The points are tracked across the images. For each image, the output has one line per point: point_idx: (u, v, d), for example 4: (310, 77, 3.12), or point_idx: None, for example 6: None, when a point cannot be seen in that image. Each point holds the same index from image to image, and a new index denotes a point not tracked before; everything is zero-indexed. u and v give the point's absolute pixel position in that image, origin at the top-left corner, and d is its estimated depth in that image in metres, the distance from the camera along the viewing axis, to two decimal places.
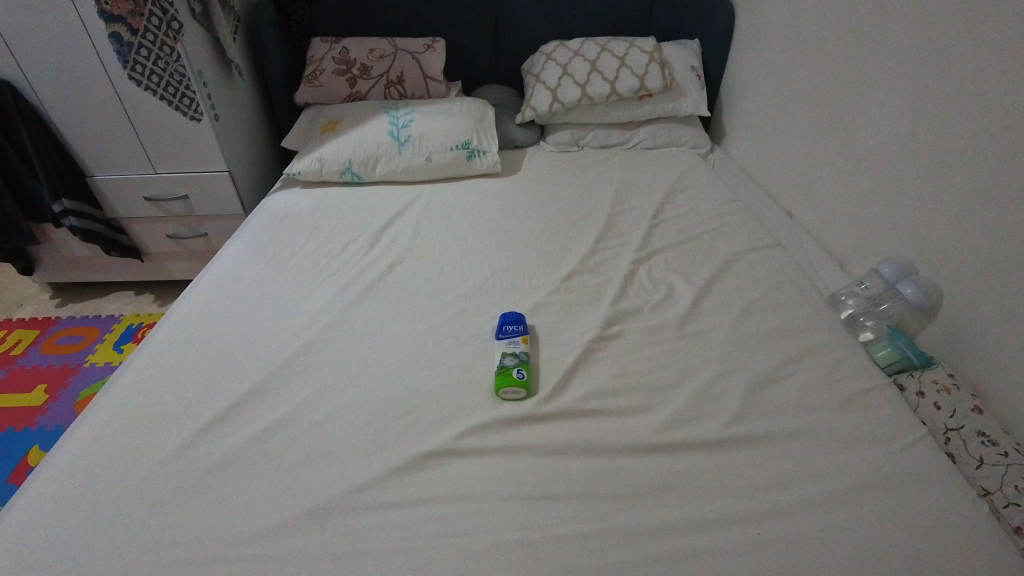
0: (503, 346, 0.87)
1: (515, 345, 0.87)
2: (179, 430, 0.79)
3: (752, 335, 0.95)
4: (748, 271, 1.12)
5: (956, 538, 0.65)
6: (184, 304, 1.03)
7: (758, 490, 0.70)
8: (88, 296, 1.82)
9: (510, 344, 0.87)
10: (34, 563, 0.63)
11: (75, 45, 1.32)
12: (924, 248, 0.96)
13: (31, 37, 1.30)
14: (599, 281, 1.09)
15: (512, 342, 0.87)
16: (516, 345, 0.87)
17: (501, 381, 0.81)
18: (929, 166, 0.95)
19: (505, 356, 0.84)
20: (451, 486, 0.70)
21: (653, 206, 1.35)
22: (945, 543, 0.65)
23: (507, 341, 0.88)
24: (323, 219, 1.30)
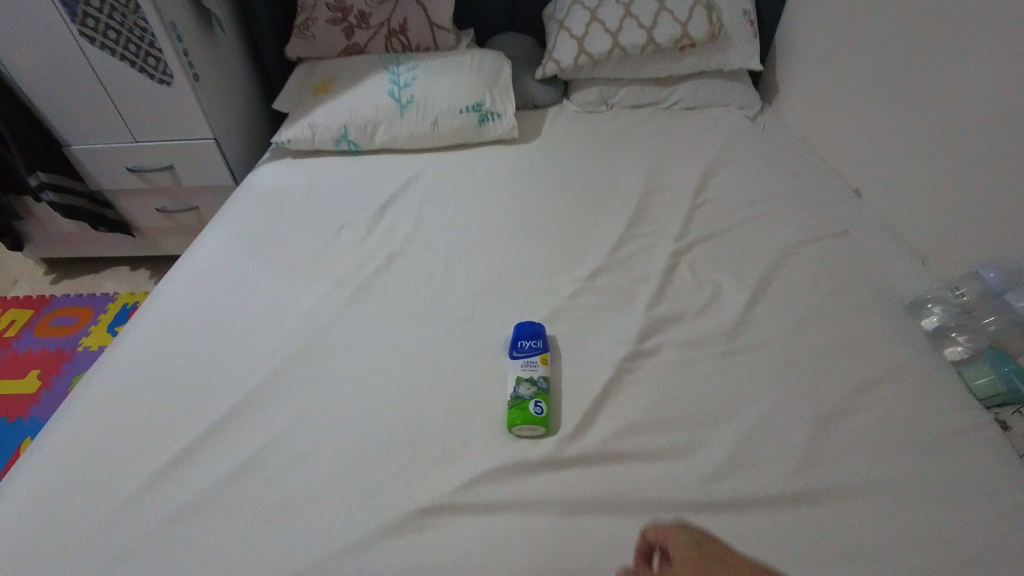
0: (515, 373, 0.73)
1: (532, 367, 0.73)
2: (140, 465, 0.67)
3: (818, 351, 0.79)
4: (810, 266, 0.95)
5: None
6: (155, 303, 0.90)
7: (832, 565, 0.57)
8: (82, 272, 1.73)
9: (525, 366, 0.73)
10: None
11: None
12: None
13: None
14: (630, 279, 0.93)
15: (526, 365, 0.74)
16: (531, 368, 0.73)
17: (516, 415, 0.68)
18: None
19: (521, 382, 0.71)
20: (454, 553, 0.57)
21: (694, 183, 1.16)
22: None
23: (523, 361, 0.75)
24: (315, 198, 1.15)
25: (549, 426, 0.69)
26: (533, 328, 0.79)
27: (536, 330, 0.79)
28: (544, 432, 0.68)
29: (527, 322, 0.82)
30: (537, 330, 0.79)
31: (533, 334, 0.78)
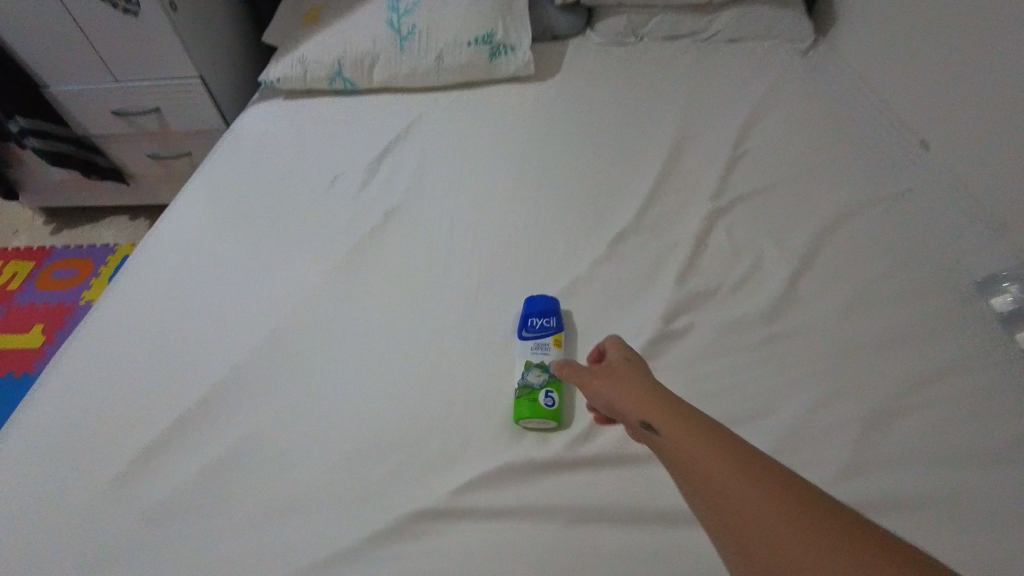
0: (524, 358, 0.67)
1: (543, 350, 0.67)
2: (118, 451, 0.63)
3: (873, 337, 0.69)
4: (868, 234, 0.82)
5: None
6: (134, 270, 0.83)
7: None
8: (82, 222, 1.67)
9: (536, 350, 0.67)
10: None
11: None
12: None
13: None
14: (657, 247, 0.82)
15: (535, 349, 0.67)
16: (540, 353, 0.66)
17: (524, 406, 0.61)
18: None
19: (530, 369, 0.65)
20: (451, 565, 0.52)
21: (734, 132, 1.01)
22: None
23: (533, 342, 0.67)
24: (306, 147, 1.04)
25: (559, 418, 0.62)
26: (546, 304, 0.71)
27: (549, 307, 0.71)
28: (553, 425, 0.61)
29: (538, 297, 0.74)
30: (551, 307, 0.71)
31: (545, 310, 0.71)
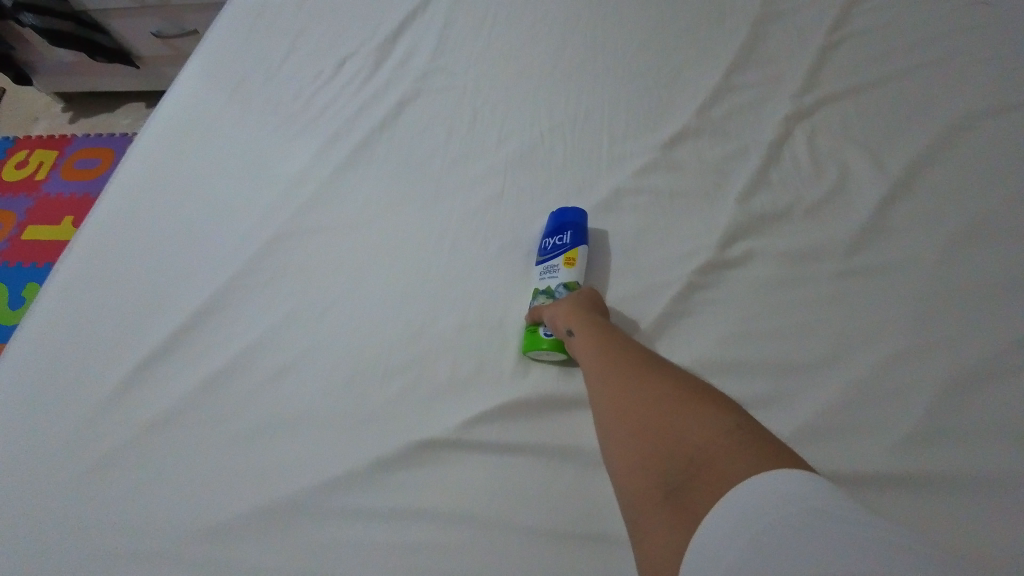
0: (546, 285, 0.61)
1: (553, 274, 0.59)
2: (119, 356, 0.60)
3: (979, 280, 0.56)
4: (993, 148, 0.65)
5: None
6: (132, 160, 0.76)
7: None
8: (99, 110, 1.61)
9: (545, 276, 0.59)
10: None
11: None
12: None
13: None
14: (719, 155, 0.68)
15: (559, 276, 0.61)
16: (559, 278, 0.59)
17: (528, 337, 0.55)
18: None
19: (536, 296, 0.58)
20: (457, 498, 0.49)
21: (833, 9, 0.80)
22: None
23: (545, 267, 0.60)
24: (312, 21, 0.90)
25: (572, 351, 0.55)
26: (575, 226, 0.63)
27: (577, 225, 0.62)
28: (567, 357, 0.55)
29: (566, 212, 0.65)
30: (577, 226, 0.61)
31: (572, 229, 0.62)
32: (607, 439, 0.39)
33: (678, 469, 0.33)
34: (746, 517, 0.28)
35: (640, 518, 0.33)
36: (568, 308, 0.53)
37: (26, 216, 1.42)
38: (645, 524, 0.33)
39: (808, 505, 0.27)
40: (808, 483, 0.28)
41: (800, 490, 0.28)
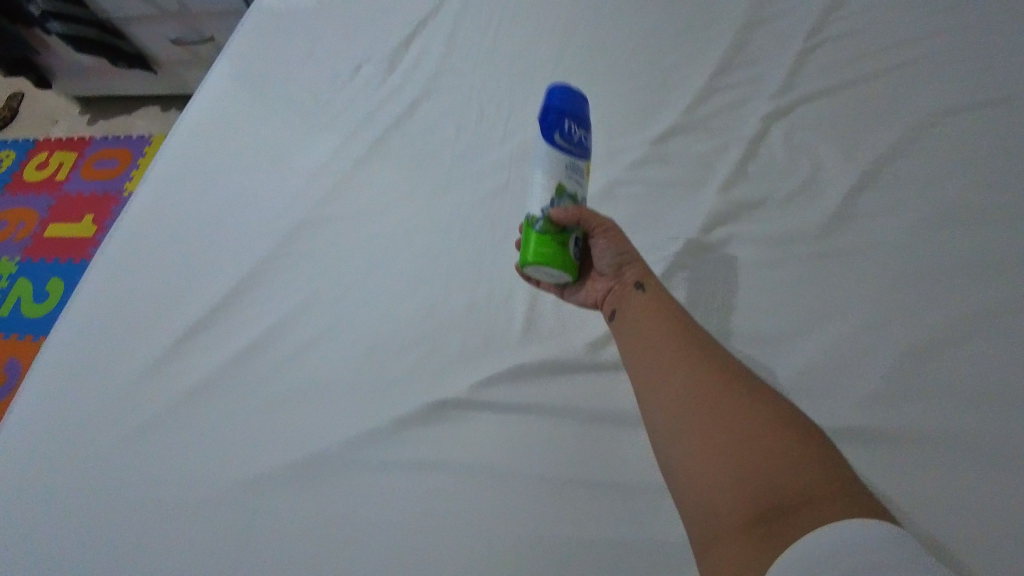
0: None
1: (576, 174, 0.57)
2: (160, 332, 0.67)
3: (937, 261, 0.62)
4: (952, 144, 0.71)
5: None
6: (165, 155, 0.83)
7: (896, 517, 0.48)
8: (116, 112, 1.68)
9: (571, 172, 0.57)
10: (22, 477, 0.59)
11: None
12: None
13: None
14: (705, 150, 0.75)
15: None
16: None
17: (531, 250, 0.54)
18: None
19: (559, 195, 0.55)
20: (468, 451, 0.55)
21: (812, 16, 0.87)
22: None
23: (568, 161, 0.57)
24: (330, 26, 0.97)
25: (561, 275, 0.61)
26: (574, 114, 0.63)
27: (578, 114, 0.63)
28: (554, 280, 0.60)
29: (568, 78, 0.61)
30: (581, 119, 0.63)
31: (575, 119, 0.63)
32: (680, 416, 0.43)
33: (760, 474, 0.37)
34: (832, 549, 0.31)
35: (707, 498, 0.38)
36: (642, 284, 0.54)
37: (48, 214, 1.48)
38: (712, 503, 0.38)
39: (894, 552, 0.30)
40: (898, 532, 0.31)
41: (888, 538, 0.31)
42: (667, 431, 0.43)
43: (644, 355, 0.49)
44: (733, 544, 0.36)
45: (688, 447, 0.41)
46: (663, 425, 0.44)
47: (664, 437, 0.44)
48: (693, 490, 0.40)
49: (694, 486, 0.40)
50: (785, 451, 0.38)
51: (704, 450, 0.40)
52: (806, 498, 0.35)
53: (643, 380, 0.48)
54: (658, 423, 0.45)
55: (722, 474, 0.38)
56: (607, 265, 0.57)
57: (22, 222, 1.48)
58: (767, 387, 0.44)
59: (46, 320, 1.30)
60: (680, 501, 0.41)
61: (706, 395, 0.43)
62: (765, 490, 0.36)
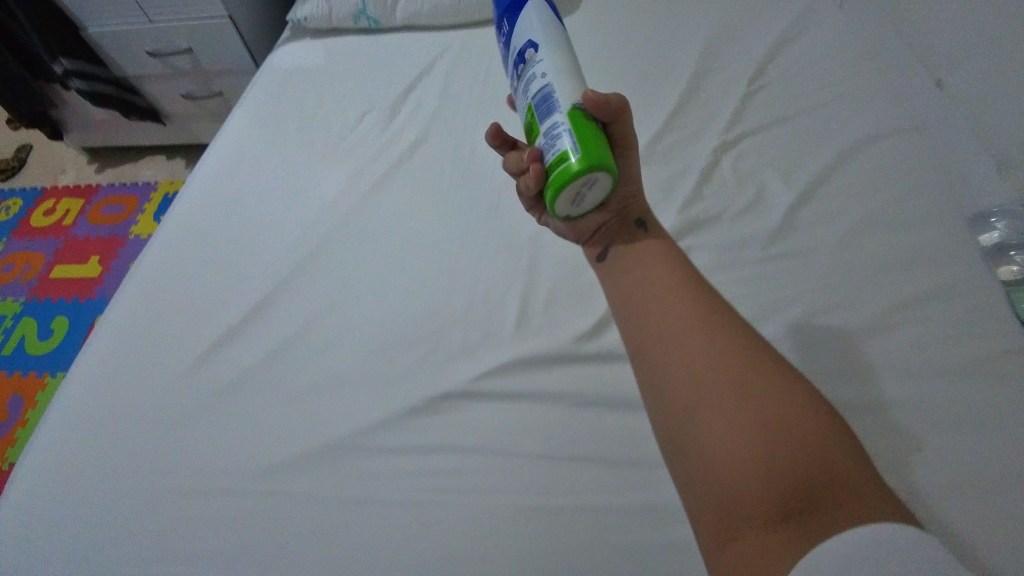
0: (536, 85, 0.55)
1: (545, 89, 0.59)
2: (187, 345, 0.74)
3: (867, 261, 0.73)
4: (875, 165, 0.83)
5: None
6: (191, 193, 0.93)
7: None
8: (124, 161, 1.78)
9: None
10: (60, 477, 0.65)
11: None
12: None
13: None
14: (667, 175, 0.86)
15: (522, 101, 0.58)
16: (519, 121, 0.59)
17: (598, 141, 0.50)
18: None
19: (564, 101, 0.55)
20: (469, 434, 0.62)
21: (753, 64, 1.02)
22: None
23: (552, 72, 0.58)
24: (336, 80, 1.10)
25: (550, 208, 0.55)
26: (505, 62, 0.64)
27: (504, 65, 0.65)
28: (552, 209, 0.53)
29: (508, 7, 0.62)
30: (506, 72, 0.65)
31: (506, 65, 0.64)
32: (706, 385, 0.47)
33: (791, 456, 0.41)
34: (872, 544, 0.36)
35: (731, 464, 0.42)
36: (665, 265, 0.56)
37: (55, 256, 1.55)
38: (735, 471, 0.42)
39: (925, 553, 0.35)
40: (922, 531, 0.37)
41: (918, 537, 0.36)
42: (708, 412, 0.45)
43: (670, 324, 0.52)
44: (775, 527, 0.39)
45: (715, 416, 0.45)
46: (688, 391, 0.47)
47: (688, 402, 0.47)
48: (717, 456, 0.43)
49: (719, 451, 0.43)
50: (812, 436, 0.42)
51: (730, 421, 0.44)
52: (832, 493, 0.40)
53: (669, 347, 0.51)
54: (693, 398, 0.47)
55: (749, 448, 0.42)
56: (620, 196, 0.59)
57: (28, 265, 1.54)
58: (796, 374, 0.47)
59: (50, 356, 1.34)
60: (697, 463, 0.44)
61: (734, 370, 0.47)
62: (795, 474, 0.41)
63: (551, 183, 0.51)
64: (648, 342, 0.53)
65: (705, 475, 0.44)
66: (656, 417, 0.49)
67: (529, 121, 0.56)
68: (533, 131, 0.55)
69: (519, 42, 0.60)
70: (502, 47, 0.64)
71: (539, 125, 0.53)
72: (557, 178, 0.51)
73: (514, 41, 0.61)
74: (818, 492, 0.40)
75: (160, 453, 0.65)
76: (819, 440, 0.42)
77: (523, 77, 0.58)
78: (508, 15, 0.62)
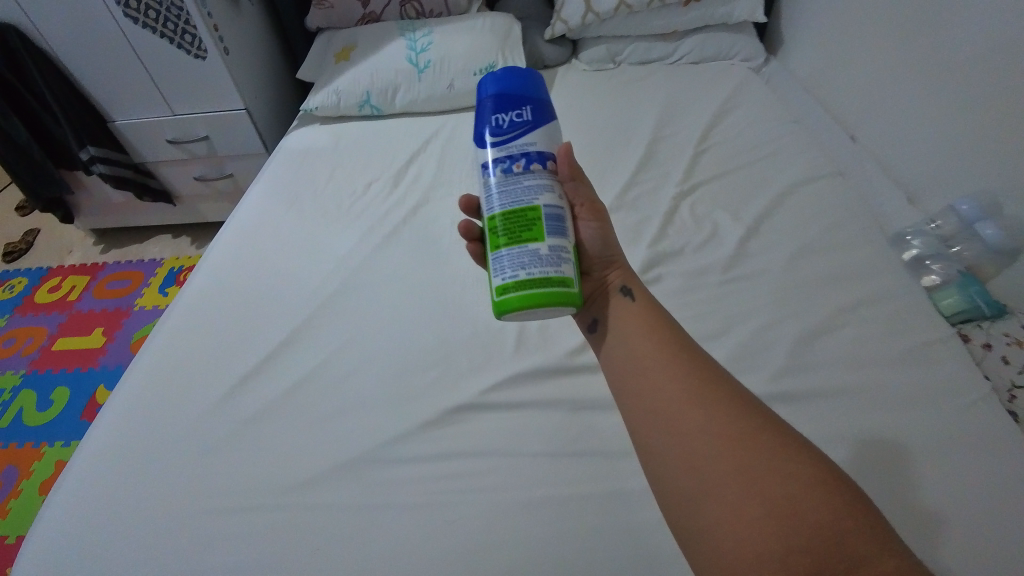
0: (548, 196, 0.56)
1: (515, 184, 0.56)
2: (217, 382, 0.81)
3: (808, 278, 0.86)
4: (806, 205, 1.00)
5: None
6: (216, 254, 1.03)
7: None
8: (130, 240, 1.89)
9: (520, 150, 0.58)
10: (91, 507, 0.67)
11: None
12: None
13: None
14: (637, 220, 1.01)
15: (515, 195, 0.55)
16: (495, 208, 0.56)
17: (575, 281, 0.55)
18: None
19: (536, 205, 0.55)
20: (483, 440, 0.70)
21: (699, 131, 1.22)
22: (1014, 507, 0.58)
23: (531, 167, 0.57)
24: (345, 158, 1.27)
25: (497, 304, 0.54)
26: (496, 134, 0.58)
27: (489, 132, 0.59)
28: (503, 311, 0.53)
29: (529, 99, 0.60)
30: (485, 140, 0.59)
31: (495, 138, 0.58)
32: (708, 472, 0.46)
33: (803, 537, 0.41)
34: None
35: (742, 558, 0.42)
36: (646, 328, 0.58)
37: (58, 329, 1.60)
38: (747, 566, 0.41)
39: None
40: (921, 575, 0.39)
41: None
42: (708, 489, 0.45)
43: (662, 402, 0.52)
44: None
45: (719, 505, 0.45)
46: (689, 476, 0.47)
47: (691, 488, 0.47)
48: (728, 549, 0.43)
49: (729, 544, 0.43)
50: (821, 519, 0.42)
51: (737, 512, 0.44)
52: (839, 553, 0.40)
53: (664, 430, 0.50)
54: (688, 472, 0.47)
55: (759, 539, 0.42)
56: (597, 255, 0.62)
57: (30, 339, 1.58)
58: (788, 434, 0.48)
59: (48, 426, 1.35)
60: (707, 552, 0.44)
61: (733, 453, 0.46)
62: (806, 552, 0.41)
63: (533, 294, 0.52)
64: (643, 424, 0.52)
65: (716, 569, 0.43)
66: (660, 501, 0.49)
67: (525, 222, 0.54)
68: (524, 232, 0.54)
69: (533, 143, 0.58)
70: (497, 118, 0.59)
71: (543, 235, 0.54)
72: (546, 295, 0.52)
73: (527, 134, 0.58)
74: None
75: (193, 476, 0.70)
76: (825, 510, 0.42)
77: (527, 177, 0.56)
78: (527, 105, 0.59)
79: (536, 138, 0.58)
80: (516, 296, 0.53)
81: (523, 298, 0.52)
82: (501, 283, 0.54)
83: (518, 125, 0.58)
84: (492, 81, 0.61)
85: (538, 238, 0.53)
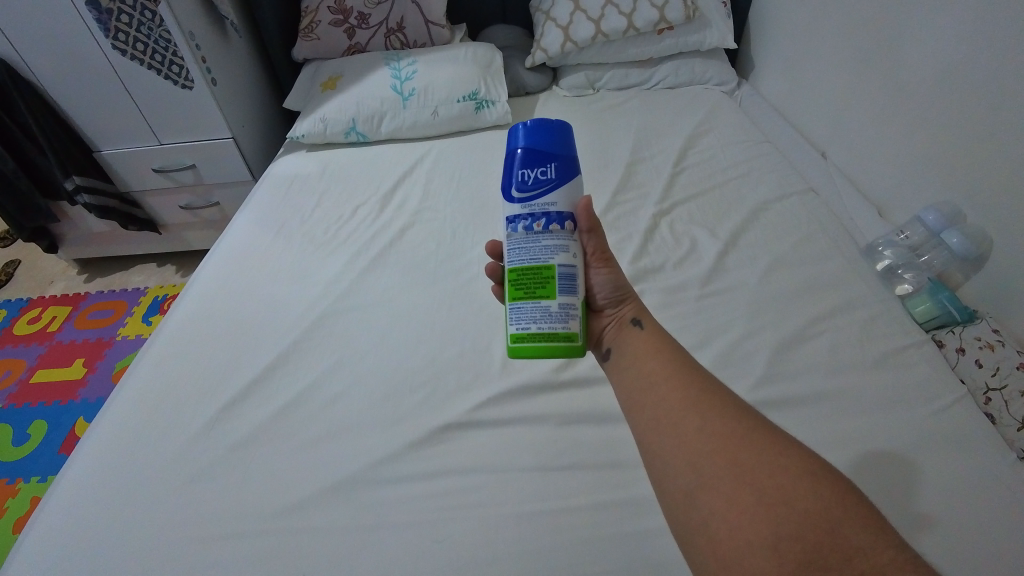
0: (564, 256, 0.59)
1: (537, 242, 0.59)
2: (206, 403, 0.80)
3: (786, 290, 0.89)
4: (780, 220, 1.04)
5: (1004, 501, 0.60)
6: (206, 276, 1.04)
7: None
8: (113, 270, 1.87)
9: (540, 209, 0.59)
10: (65, 540, 0.65)
11: (63, 24, 1.28)
12: (986, 183, 0.85)
13: (18, 19, 1.27)
14: (619, 238, 1.04)
15: (534, 253, 0.59)
16: (515, 262, 0.60)
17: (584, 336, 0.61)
18: (991, 84, 0.82)
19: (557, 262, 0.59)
20: (470, 458, 0.70)
21: (675, 152, 1.26)
22: (993, 507, 0.59)
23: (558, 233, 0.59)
24: (333, 182, 1.29)
25: (510, 349, 0.61)
26: (522, 190, 0.60)
27: (516, 187, 0.60)
28: (516, 356, 0.60)
29: (556, 155, 0.60)
30: (511, 195, 0.60)
31: (519, 193, 0.60)
32: (701, 465, 0.47)
33: (797, 526, 0.41)
34: None
35: (736, 548, 0.42)
36: (649, 348, 0.59)
37: (37, 361, 1.56)
38: (740, 554, 0.41)
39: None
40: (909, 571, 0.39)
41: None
42: (705, 484, 0.46)
43: (664, 410, 0.53)
44: None
45: (714, 497, 0.45)
46: (686, 473, 0.47)
47: (689, 485, 0.47)
48: (723, 540, 0.43)
49: (725, 534, 0.43)
50: (811, 507, 0.42)
51: (730, 503, 0.44)
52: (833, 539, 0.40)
53: (664, 433, 0.51)
54: (687, 470, 0.48)
55: (753, 528, 0.42)
56: (607, 298, 0.64)
57: (7, 372, 1.54)
58: (785, 437, 0.48)
59: (24, 461, 1.31)
60: (705, 547, 0.44)
61: (726, 448, 0.47)
62: (801, 540, 0.40)
63: (543, 345, 0.59)
64: (645, 430, 0.53)
65: (713, 560, 0.43)
66: (662, 502, 0.49)
67: (540, 280, 0.59)
68: (538, 289, 0.59)
69: (554, 203, 0.59)
70: (524, 174, 0.60)
71: (555, 292, 0.59)
72: (556, 347, 0.59)
73: (551, 193, 0.59)
74: (824, 567, 0.39)
75: (178, 503, 0.68)
76: (818, 501, 0.42)
77: (546, 237, 0.59)
78: (553, 161, 0.60)
79: (559, 198, 0.59)
80: (528, 345, 0.60)
81: (534, 348, 0.60)
82: (516, 331, 0.60)
83: (543, 182, 0.60)
84: (523, 131, 0.63)
85: (550, 296, 0.58)
